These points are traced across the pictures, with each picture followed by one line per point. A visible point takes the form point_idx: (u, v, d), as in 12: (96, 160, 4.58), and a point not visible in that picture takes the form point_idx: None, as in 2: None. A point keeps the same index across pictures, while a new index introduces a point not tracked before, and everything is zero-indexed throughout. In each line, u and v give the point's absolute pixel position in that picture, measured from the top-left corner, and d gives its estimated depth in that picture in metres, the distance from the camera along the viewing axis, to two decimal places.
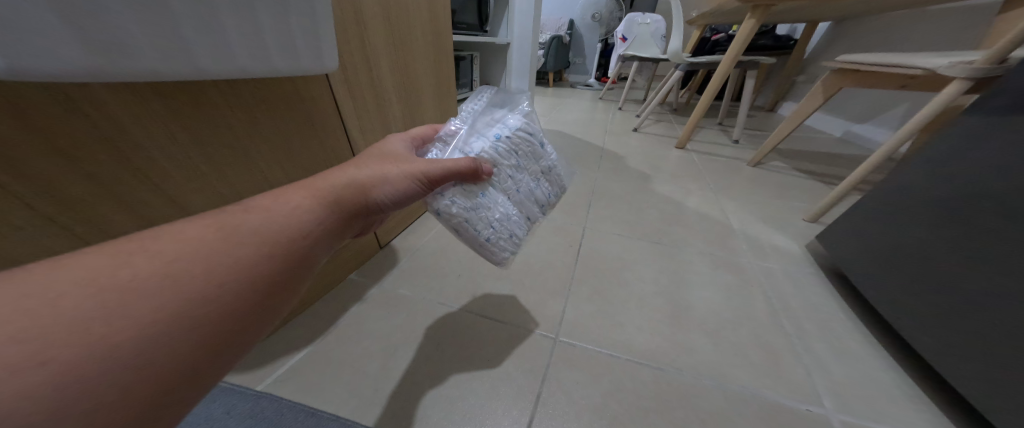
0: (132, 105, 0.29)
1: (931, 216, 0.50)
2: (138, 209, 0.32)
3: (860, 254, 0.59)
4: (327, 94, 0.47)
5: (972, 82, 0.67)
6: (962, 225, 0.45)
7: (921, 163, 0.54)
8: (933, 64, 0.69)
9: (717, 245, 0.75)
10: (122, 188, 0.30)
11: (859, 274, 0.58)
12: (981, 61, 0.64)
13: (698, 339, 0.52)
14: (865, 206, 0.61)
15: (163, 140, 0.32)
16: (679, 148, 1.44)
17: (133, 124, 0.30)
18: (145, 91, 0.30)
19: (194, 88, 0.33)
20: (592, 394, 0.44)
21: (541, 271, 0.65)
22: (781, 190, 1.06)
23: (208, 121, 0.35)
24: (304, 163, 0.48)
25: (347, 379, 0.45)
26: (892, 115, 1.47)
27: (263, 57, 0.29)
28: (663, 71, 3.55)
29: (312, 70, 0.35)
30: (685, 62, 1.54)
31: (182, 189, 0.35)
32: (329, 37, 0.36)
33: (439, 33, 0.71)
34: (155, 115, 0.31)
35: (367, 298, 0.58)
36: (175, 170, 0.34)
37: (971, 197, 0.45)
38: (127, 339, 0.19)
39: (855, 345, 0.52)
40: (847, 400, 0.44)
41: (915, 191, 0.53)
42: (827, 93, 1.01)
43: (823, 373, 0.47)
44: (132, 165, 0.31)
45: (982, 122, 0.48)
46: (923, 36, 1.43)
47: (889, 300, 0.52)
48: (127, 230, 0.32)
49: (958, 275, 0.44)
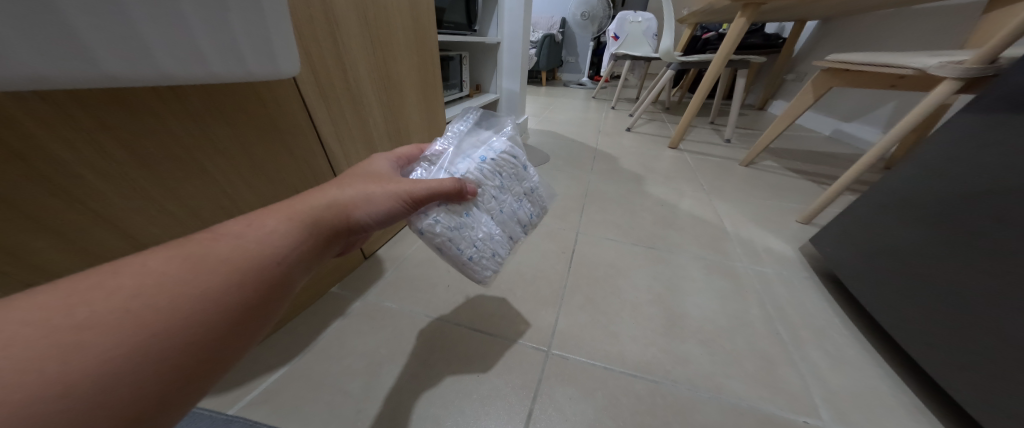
0: (49, 118, 0.26)
1: (924, 222, 0.50)
2: (67, 232, 0.29)
3: (852, 260, 0.59)
4: (297, 100, 0.46)
5: (962, 82, 0.67)
6: (959, 232, 0.45)
7: (915, 163, 0.54)
8: (922, 63, 0.71)
9: (710, 249, 0.75)
10: (41, 211, 0.27)
11: (851, 280, 0.58)
12: (971, 61, 0.64)
13: (692, 349, 0.51)
14: (858, 207, 0.61)
15: (92, 156, 0.29)
16: (672, 148, 1.44)
17: (52, 140, 0.27)
18: (65, 103, 0.27)
19: (129, 97, 0.30)
20: (586, 411, 0.43)
21: (535, 280, 0.64)
22: (771, 190, 1.06)
23: (149, 134, 0.32)
24: (271, 174, 0.46)
25: (333, 401, 0.43)
26: (880, 114, 1.49)
27: (193, 59, 0.26)
28: (655, 70, 3.59)
29: (263, 75, 0.31)
30: (676, 61, 1.54)
31: (119, 209, 0.32)
32: (283, 36, 0.32)
33: (421, 36, 0.70)
34: (80, 128, 0.28)
35: (352, 312, 0.56)
36: (110, 188, 0.31)
37: (973, 201, 0.44)
38: (83, 379, 0.18)
39: (850, 352, 0.52)
40: (844, 410, 0.44)
41: (911, 195, 0.53)
42: (817, 93, 1.01)
43: (820, 382, 0.47)
44: (53, 184, 0.27)
45: (979, 122, 0.47)
46: (911, 35, 1.44)
47: (883, 306, 0.52)
48: (58, 257, 0.29)
49: (956, 281, 0.44)
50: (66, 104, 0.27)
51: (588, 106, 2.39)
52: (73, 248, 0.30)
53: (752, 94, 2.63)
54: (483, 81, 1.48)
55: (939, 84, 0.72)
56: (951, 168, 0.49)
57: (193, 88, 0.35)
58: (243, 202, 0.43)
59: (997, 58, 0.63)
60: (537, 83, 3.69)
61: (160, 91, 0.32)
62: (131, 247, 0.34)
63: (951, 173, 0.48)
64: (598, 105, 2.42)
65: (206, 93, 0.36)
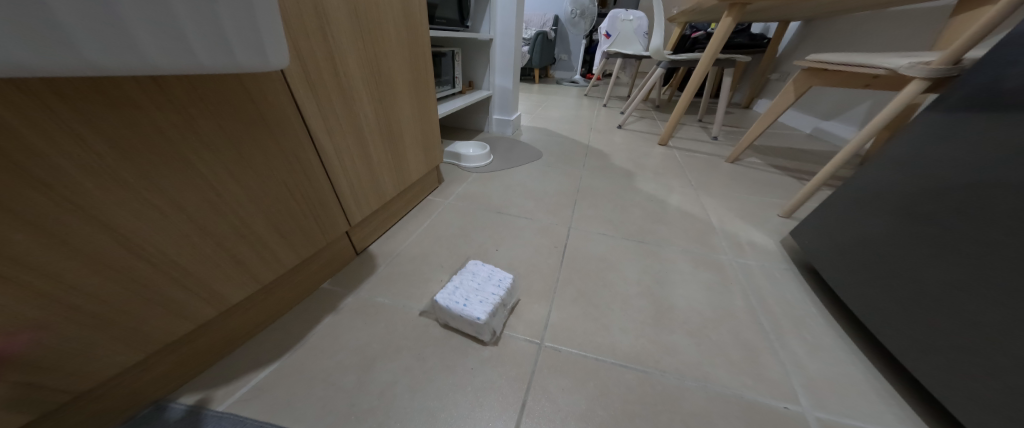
0: (24, 105, 0.26)
1: (892, 213, 0.52)
2: (47, 227, 0.28)
3: (828, 251, 0.61)
4: (285, 93, 0.45)
5: (929, 82, 0.70)
6: (924, 222, 0.47)
7: (885, 159, 0.56)
8: (893, 64, 0.73)
9: (698, 242, 0.77)
10: (19, 204, 0.26)
11: (826, 270, 0.61)
12: (938, 62, 0.67)
13: (680, 340, 0.53)
14: (834, 201, 0.63)
15: (67, 145, 0.28)
16: (662, 145, 1.46)
17: (28, 127, 0.26)
18: (41, 90, 0.26)
19: (109, 86, 0.30)
20: (578, 401, 0.44)
21: (527, 274, 0.65)
22: (757, 186, 1.09)
23: (128, 124, 0.31)
24: (260, 168, 0.44)
25: (320, 396, 0.43)
26: (857, 113, 1.54)
27: (180, 50, 0.25)
28: (646, 68, 3.63)
29: (253, 68, 0.29)
30: (666, 59, 1.56)
31: (99, 203, 0.31)
32: (272, 26, 0.30)
33: (413, 32, 0.70)
34: (55, 116, 0.27)
35: (343, 308, 0.56)
36: (88, 180, 0.30)
37: (937, 191, 0.47)
38: None
39: (828, 340, 0.54)
40: (822, 395, 0.46)
41: (881, 188, 0.55)
42: (798, 92, 1.04)
43: (799, 369, 0.49)
44: (30, 176, 0.27)
45: (943, 119, 0.50)
46: (887, 36, 1.49)
47: (856, 295, 0.54)
48: (43, 256, 0.28)
49: (921, 269, 0.47)
50: (41, 91, 0.26)
51: (580, 103, 2.40)
52: (54, 243, 0.29)
53: (738, 93, 2.68)
54: (476, 77, 1.48)
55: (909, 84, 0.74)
56: (917, 162, 0.51)
57: (177, 78, 0.34)
58: (232, 196, 0.42)
59: (961, 59, 0.66)
60: (530, 81, 3.70)
61: (143, 82, 0.31)
62: (117, 244, 0.33)
63: (917, 166, 0.51)
64: (590, 103, 2.44)
65: (192, 84, 0.35)
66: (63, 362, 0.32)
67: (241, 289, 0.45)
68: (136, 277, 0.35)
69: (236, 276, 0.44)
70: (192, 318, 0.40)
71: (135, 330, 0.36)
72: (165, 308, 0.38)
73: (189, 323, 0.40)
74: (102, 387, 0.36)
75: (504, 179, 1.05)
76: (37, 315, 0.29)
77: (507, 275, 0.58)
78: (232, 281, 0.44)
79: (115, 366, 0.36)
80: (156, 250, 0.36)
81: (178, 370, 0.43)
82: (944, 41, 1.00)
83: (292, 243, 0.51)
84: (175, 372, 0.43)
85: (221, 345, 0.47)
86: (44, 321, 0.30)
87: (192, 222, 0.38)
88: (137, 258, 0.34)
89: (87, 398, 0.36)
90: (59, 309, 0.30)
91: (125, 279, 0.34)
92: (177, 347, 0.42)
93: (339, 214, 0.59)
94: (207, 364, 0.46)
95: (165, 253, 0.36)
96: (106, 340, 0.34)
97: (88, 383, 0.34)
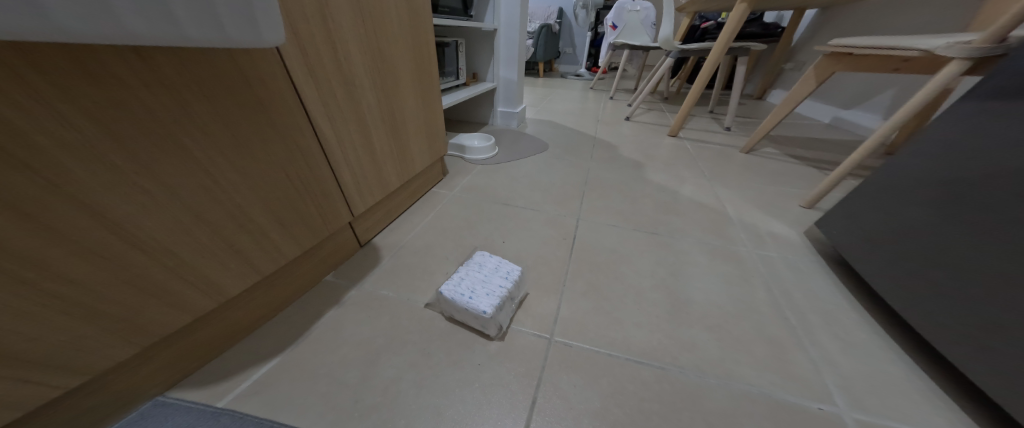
0: (1, 80, 0.24)
1: (935, 203, 0.50)
2: (30, 211, 0.27)
3: (860, 243, 0.59)
4: (283, 77, 0.44)
5: (970, 63, 0.67)
6: (973, 210, 0.45)
7: (922, 147, 0.54)
8: (929, 45, 0.69)
9: (713, 234, 0.75)
10: (1, 185, 0.25)
11: (860, 264, 0.59)
12: (979, 41, 0.64)
13: (699, 335, 0.51)
14: (864, 191, 0.61)
15: (52, 126, 0.27)
16: (672, 136, 1.43)
17: (9, 106, 0.25)
18: (21, 67, 0.25)
19: (93, 64, 0.28)
20: (590, 398, 0.42)
21: (536, 266, 0.64)
22: (773, 177, 1.06)
23: (117, 104, 0.30)
24: (257, 154, 0.43)
25: (325, 391, 0.42)
26: (880, 101, 1.50)
27: (164, 19, 0.25)
28: (654, 60, 3.57)
29: (244, 41, 0.29)
30: (675, 49, 1.51)
31: (87, 186, 0.30)
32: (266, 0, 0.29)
33: (416, 18, 0.68)
34: (37, 95, 0.26)
35: (348, 301, 0.55)
36: (76, 162, 0.29)
37: (986, 177, 0.45)
38: None
39: (854, 337, 0.52)
40: (858, 395, 0.44)
41: (920, 176, 0.53)
42: (820, 78, 1.01)
43: (832, 367, 0.47)
44: (15, 158, 0.26)
45: (983, 106, 0.48)
46: (913, 20, 1.43)
47: (895, 290, 0.52)
48: (31, 242, 0.28)
49: (972, 261, 0.44)
50: (19, 67, 0.25)
51: (586, 96, 2.36)
52: (39, 227, 0.28)
53: (751, 84, 2.63)
54: (480, 69, 1.45)
55: (948, 65, 0.71)
56: (960, 150, 0.49)
57: (166, 57, 0.33)
58: (227, 182, 0.40)
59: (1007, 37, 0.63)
60: (534, 74, 3.65)
61: (129, 59, 0.30)
62: (107, 229, 0.32)
63: (961, 153, 0.49)
64: (596, 96, 2.41)
65: (183, 64, 0.34)
66: (53, 354, 0.31)
67: (239, 279, 0.44)
68: (128, 264, 0.34)
69: (235, 266, 0.43)
70: (189, 309, 0.40)
71: (130, 322, 0.35)
72: (159, 298, 0.37)
73: (186, 315, 0.40)
74: (97, 381, 0.36)
75: (509, 171, 1.04)
76: (22, 305, 0.28)
77: (514, 268, 0.56)
78: (231, 271, 0.43)
79: (111, 359, 0.35)
80: (149, 236, 0.35)
81: (177, 363, 0.42)
82: (982, 22, 0.96)
83: (293, 233, 0.50)
84: (174, 366, 0.42)
85: (222, 338, 0.46)
86: (35, 312, 0.29)
87: (187, 208, 0.37)
88: (128, 245, 0.33)
89: (82, 392, 0.35)
90: (45, 298, 0.29)
91: (116, 267, 0.33)
92: (175, 340, 0.41)
93: (341, 204, 0.58)
94: (207, 357, 0.45)
95: (158, 240, 0.35)
96: (98, 332, 0.33)
97: (80, 378, 0.34)
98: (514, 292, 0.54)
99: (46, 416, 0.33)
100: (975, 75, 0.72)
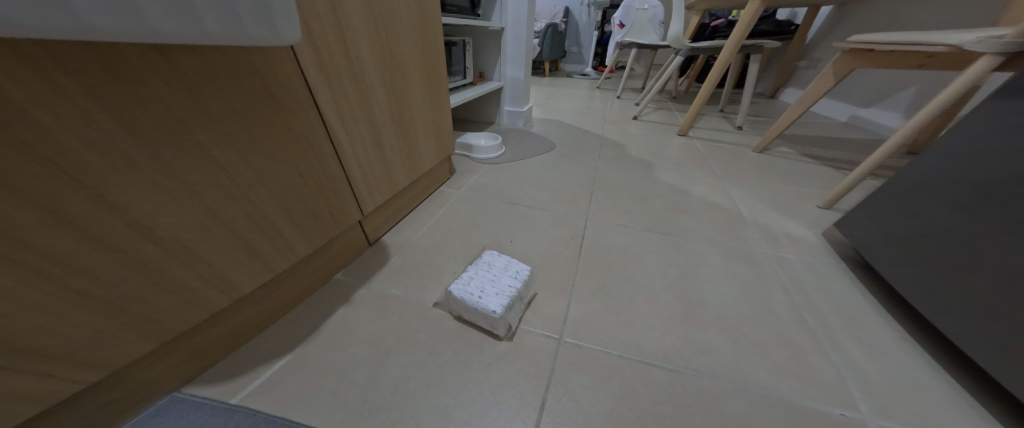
0: (27, 78, 0.25)
1: (965, 204, 0.48)
2: (51, 207, 0.27)
3: (883, 244, 0.58)
4: (297, 76, 0.44)
5: (1002, 58, 0.65)
6: (1006, 211, 0.44)
7: (951, 147, 0.53)
8: (958, 39, 0.67)
9: (726, 235, 0.74)
10: (23, 181, 0.26)
11: (884, 267, 0.57)
12: (1011, 34, 0.62)
13: (714, 338, 0.50)
14: (888, 191, 0.60)
15: (76, 123, 0.28)
16: (681, 135, 1.41)
17: (34, 103, 0.25)
18: (46, 65, 0.26)
19: (117, 62, 0.29)
20: (602, 401, 0.42)
21: (545, 266, 0.63)
22: (787, 176, 1.04)
23: (138, 102, 0.31)
24: (271, 151, 0.43)
25: (337, 390, 0.42)
26: (900, 98, 1.46)
27: (187, 17, 0.25)
28: (662, 59, 3.54)
29: (263, 40, 0.30)
30: (685, 47, 1.49)
31: (109, 182, 0.30)
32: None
33: (425, 16, 0.68)
34: (61, 92, 0.27)
35: (356, 299, 0.56)
36: (98, 159, 0.29)
37: (1020, 177, 0.43)
38: None
39: (876, 341, 0.50)
40: (884, 401, 0.43)
41: (949, 176, 0.51)
42: (839, 75, 1.00)
43: (857, 373, 0.46)
44: (39, 154, 0.26)
45: (1015, 104, 0.46)
46: (937, 15, 1.39)
47: (921, 294, 0.51)
48: (54, 238, 0.28)
49: (1005, 264, 0.43)
50: (45, 65, 0.26)
51: (593, 95, 2.35)
52: (61, 223, 0.28)
53: (762, 83, 2.60)
54: (486, 69, 1.45)
55: (977, 61, 0.69)
56: (988, 148, 0.48)
57: (186, 55, 0.33)
58: (243, 180, 0.41)
59: None
60: (540, 74, 3.64)
61: (150, 57, 0.31)
62: (126, 225, 0.32)
63: (991, 151, 0.47)
64: (602, 95, 2.39)
65: (202, 63, 0.34)
66: (74, 350, 0.32)
67: (253, 277, 0.45)
68: (147, 261, 0.34)
69: (249, 264, 0.44)
70: (203, 306, 0.40)
71: (147, 318, 0.36)
72: (176, 295, 0.37)
73: (201, 312, 0.40)
74: (114, 378, 0.36)
75: (516, 170, 1.03)
76: (46, 301, 0.29)
77: (524, 267, 0.56)
78: (245, 268, 0.43)
79: (128, 355, 0.35)
80: (167, 233, 0.35)
81: (191, 361, 0.43)
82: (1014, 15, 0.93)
83: (305, 231, 0.50)
84: (188, 364, 0.43)
85: (234, 335, 0.47)
86: (56, 307, 0.29)
87: (203, 206, 0.37)
88: (147, 241, 0.34)
89: (99, 388, 0.36)
90: (68, 293, 0.30)
91: (136, 263, 0.33)
92: (189, 337, 0.41)
93: (351, 203, 0.58)
94: (220, 355, 0.46)
95: (176, 237, 0.36)
96: (116, 328, 0.34)
97: (99, 373, 0.34)
98: (523, 292, 0.54)
99: (65, 411, 0.34)
100: (1005, 70, 0.69)
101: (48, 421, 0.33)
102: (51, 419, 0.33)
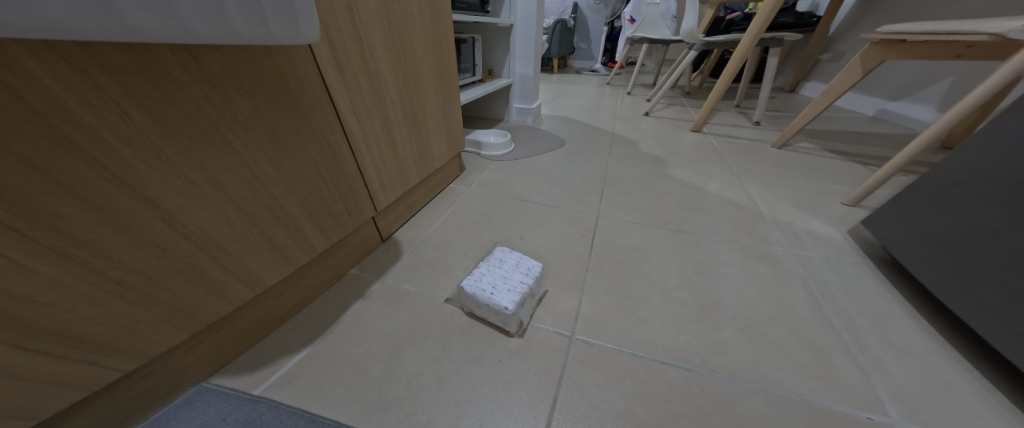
0: (70, 78, 0.26)
1: (1002, 203, 0.46)
2: (94, 202, 0.29)
3: (915, 243, 0.56)
4: (314, 74, 0.45)
5: None
6: None
7: (986, 144, 0.50)
8: (999, 28, 0.64)
9: (744, 233, 0.72)
10: (68, 177, 0.27)
11: (917, 268, 0.55)
12: None
13: (730, 336, 0.49)
14: (919, 189, 0.57)
15: (115, 121, 0.29)
16: (695, 130, 1.38)
17: (75, 100, 0.26)
18: (88, 66, 0.27)
19: (150, 62, 0.30)
20: (616, 398, 0.42)
21: (556, 263, 0.63)
22: (808, 173, 1.01)
23: (171, 102, 0.32)
24: (292, 149, 0.44)
25: (351, 382, 0.43)
26: (933, 91, 1.40)
27: (219, 19, 0.26)
28: (674, 54, 3.48)
29: (287, 37, 0.31)
30: (699, 41, 1.44)
31: (144, 178, 0.31)
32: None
33: (437, 15, 0.68)
34: (102, 92, 0.28)
35: (370, 294, 0.56)
36: (135, 156, 0.30)
37: None
38: None
39: (909, 344, 0.48)
40: (915, 405, 0.41)
41: (985, 173, 0.49)
42: (867, 66, 0.96)
43: (885, 376, 0.44)
44: (80, 151, 0.27)
45: None
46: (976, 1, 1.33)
47: (960, 298, 0.49)
48: (97, 232, 0.29)
49: None
50: (88, 66, 0.27)
51: (603, 91, 2.32)
52: (103, 217, 0.29)
53: (783, 77, 2.52)
54: (496, 66, 1.45)
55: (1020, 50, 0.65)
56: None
57: (215, 56, 0.34)
58: (266, 176, 0.41)
59: None
60: (548, 71, 3.61)
61: (181, 57, 0.31)
62: (160, 220, 0.33)
63: None
64: (613, 91, 2.36)
65: (227, 62, 0.35)
66: (112, 339, 0.33)
67: (275, 271, 0.46)
68: (179, 254, 0.35)
69: (271, 259, 0.45)
70: (229, 299, 0.41)
71: (179, 310, 0.37)
72: (206, 287, 0.38)
73: (227, 304, 0.41)
74: (148, 367, 0.38)
75: (526, 167, 1.03)
76: (88, 291, 0.30)
77: (536, 264, 0.56)
78: (267, 262, 0.44)
79: (160, 345, 0.37)
80: (196, 228, 0.36)
81: (218, 352, 0.44)
82: None
83: (322, 226, 0.51)
84: (215, 355, 0.44)
85: (257, 328, 0.48)
86: (99, 298, 0.31)
87: (230, 201, 0.38)
88: (179, 235, 0.35)
89: (134, 377, 0.37)
90: (107, 284, 0.31)
91: (169, 256, 0.34)
92: (214, 330, 0.42)
93: (365, 199, 0.59)
94: (243, 347, 0.47)
95: (205, 232, 0.37)
96: (152, 319, 0.35)
97: (135, 362, 0.35)
98: (535, 289, 0.53)
99: (102, 398, 0.35)
100: None
101: (88, 407, 0.35)
102: (92, 405, 0.35)
